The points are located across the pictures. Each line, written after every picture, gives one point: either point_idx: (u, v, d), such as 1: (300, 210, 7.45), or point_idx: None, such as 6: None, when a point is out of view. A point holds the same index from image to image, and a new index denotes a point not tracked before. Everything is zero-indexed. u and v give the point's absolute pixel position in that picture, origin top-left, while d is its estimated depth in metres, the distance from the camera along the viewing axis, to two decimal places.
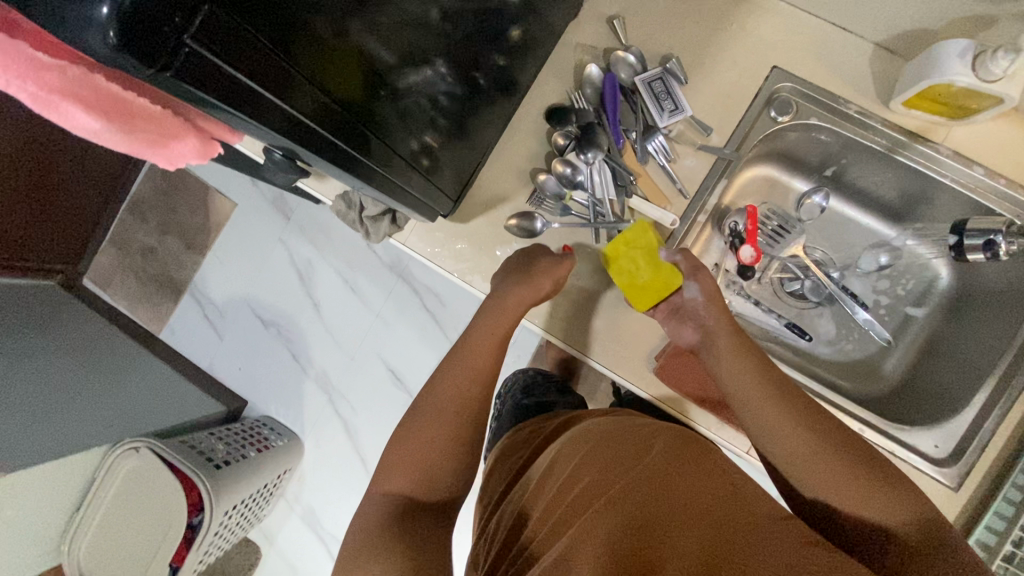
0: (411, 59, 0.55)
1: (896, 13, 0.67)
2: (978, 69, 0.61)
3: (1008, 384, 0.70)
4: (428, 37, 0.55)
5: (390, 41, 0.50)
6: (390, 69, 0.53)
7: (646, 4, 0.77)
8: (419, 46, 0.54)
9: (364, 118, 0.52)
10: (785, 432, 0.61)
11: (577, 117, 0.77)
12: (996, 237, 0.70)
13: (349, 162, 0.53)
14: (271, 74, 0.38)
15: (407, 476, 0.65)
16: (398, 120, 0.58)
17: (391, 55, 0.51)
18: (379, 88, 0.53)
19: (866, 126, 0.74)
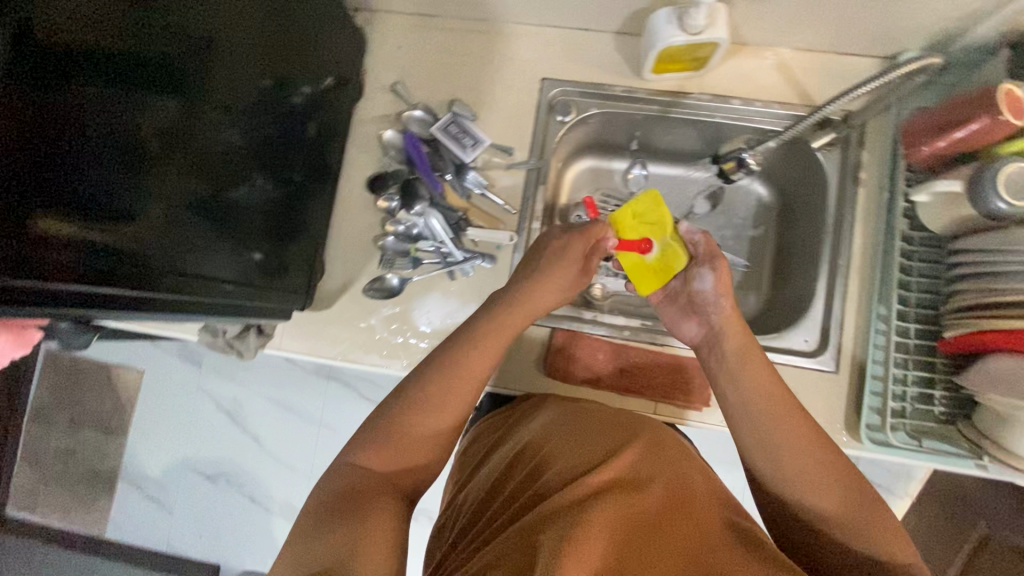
0: (216, 182, 0.64)
1: (610, 5, 0.78)
2: (683, 28, 0.71)
3: (836, 265, 0.78)
4: (218, 166, 0.64)
5: (185, 174, 0.60)
6: (198, 196, 0.62)
7: (418, 65, 0.86)
8: (217, 170, 0.64)
9: (174, 243, 0.60)
10: (790, 450, 0.58)
11: (395, 178, 0.83)
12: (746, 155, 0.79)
13: (174, 288, 0.61)
14: (41, 263, 0.47)
15: (387, 452, 0.59)
16: (220, 233, 0.66)
17: (193, 185, 0.61)
18: (190, 212, 0.61)
19: (634, 100, 0.84)
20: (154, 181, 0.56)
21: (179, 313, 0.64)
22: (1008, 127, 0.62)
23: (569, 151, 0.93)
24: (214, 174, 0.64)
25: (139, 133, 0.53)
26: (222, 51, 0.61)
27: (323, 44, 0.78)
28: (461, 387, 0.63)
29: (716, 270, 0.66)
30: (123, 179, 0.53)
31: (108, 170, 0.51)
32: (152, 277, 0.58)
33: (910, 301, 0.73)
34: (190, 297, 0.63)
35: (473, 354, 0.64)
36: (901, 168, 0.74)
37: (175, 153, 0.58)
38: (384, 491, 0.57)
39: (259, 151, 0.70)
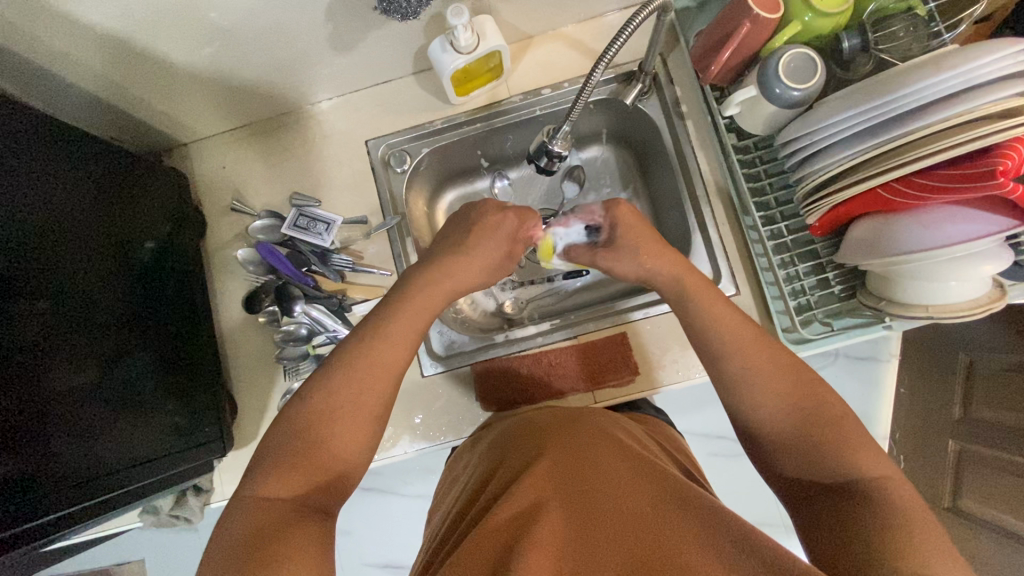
0: (94, 364, 0.62)
1: (395, 54, 0.79)
2: (460, 50, 0.73)
3: (697, 198, 0.81)
4: (101, 352, 0.64)
5: (59, 370, 0.58)
6: (81, 385, 0.60)
7: (248, 175, 0.87)
8: (89, 351, 0.62)
9: (73, 441, 0.58)
10: (750, 379, 0.57)
11: (266, 291, 0.83)
12: (550, 145, 0.74)
13: (87, 486, 0.58)
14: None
15: (299, 471, 0.51)
16: (119, 408, 0.64)
17: (70, 377, 0.59)
18: (78, 405, 0.59)
19: (457, 126, 0.86)
20: (43, 395, 0.55)
21: (108, 515, 0.61)
22: (768, 25, 0.66)
23: (426, 193, 0.94)
24: (95, 359, 0.63)
25: (12, 354, 0.53)
26: (56, 241, 0.61)
27: (154, 199, 0.78)
28: (375, 382, 0.56)
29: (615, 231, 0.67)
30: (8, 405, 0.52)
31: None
32: (66, 491, 0.56)
33: (771, 203, 0.75)
34: (115, 494, 0.61)
35: (385, 348, 0.58)
36: (710, 92, 0.78)
37: (53, 358, 0.57)
38: (302, 516, 0.49)
39: (134, 321, 0.69)
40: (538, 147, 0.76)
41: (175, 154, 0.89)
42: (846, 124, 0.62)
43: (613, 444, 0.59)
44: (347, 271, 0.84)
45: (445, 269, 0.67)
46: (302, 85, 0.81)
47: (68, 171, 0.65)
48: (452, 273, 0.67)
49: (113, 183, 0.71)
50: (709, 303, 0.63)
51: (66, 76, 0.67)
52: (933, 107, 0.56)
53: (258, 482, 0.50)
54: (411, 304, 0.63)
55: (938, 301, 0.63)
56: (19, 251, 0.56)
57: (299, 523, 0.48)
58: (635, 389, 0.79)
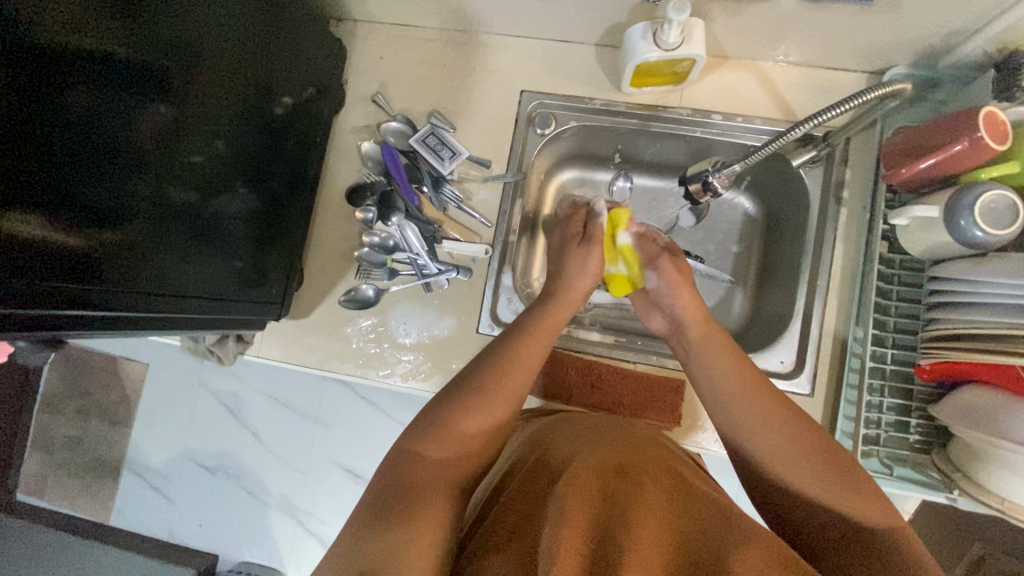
0: (205, 187, 0.66)
1: (589, 19, 0.76)
2: (659, 45, 0.69)
3: (815, 285, 0.77)
4: (202, 181, 0.65)
5: (174, 180, 0.62)
6: (186, 200, 0.64)
7: (399, 75, 0.86)
8: (207, 175, 0.66)
9: (161, 248, 0.62)
10: (761, 424, 0.59)
11: (372, 190, 0.84)
12: (709, 176, 0.72)
13: (161, 292, 0.62)
14: (19, 287, 0.48)
15: (440, 438, 0.58)
16: (208, 235, 0.68)
17: (180, 189, 0.63)
18: (176, 217, 0.63)
19: (614, 113, 0.83)
20: (138, 195, 0.58)
21: (160, 330, 0.64)
22: (986, 152, 0.60)
23: (550, 162, 0.92)
24: (204, 181, 0.66)
25: (129, 146, 0.55)
26: (210, 57, 0.63)
27: (305, 56, 0.78)
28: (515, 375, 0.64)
29: (658, 269, 0.73)
30: (117, 191, 0.55)
31: (94, 186, 0.53)
32: (137, 292, 0.59)
33: (888, 325, 0.71)
34: (174, 315, 0.64)
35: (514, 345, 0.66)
36: (882, 190, 0.73)
37: (157, 164, 0.59)
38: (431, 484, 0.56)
39: (243, 163, 0.71)
40: (694, 173, 0.74)
41: (342, 25, 0.89)
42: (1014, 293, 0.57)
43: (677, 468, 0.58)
44: (451, 205, 0.84)
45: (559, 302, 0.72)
46: (489, 12, 0.79)
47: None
48: (575, 292, 0.73)
49: (274, 28, 0.71)
50: (736, 383, 0.62)
51: None
52: None
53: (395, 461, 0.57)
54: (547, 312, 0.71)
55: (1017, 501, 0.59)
56: (163, 52, 0.57)
57: (431, 494, 0.55)
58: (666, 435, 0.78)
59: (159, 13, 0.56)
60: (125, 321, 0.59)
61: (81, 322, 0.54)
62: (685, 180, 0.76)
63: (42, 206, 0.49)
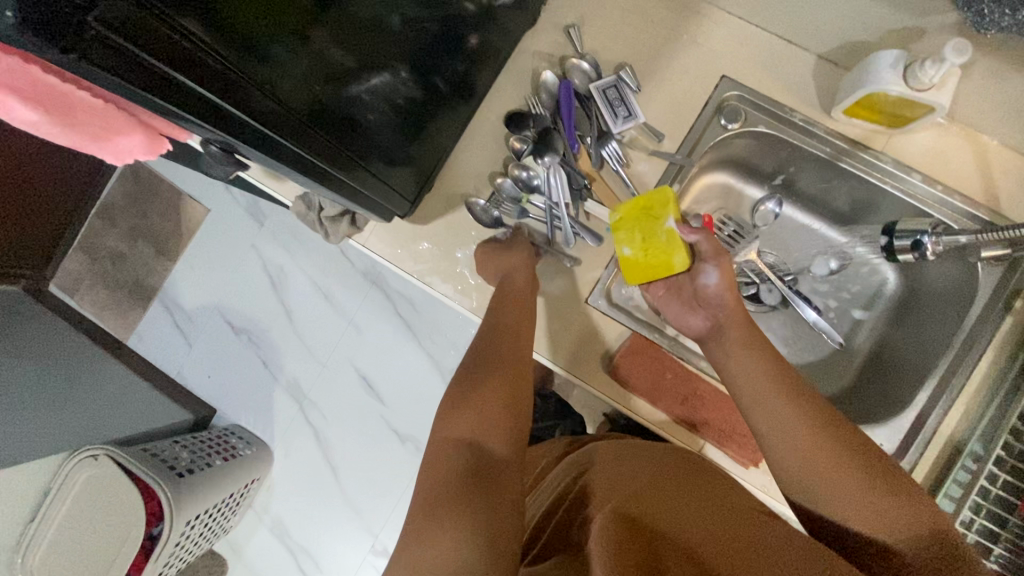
0: (366, 62, 0.61)
1: (832, 26, 0.70)
2: (908, 80, 0.63)
3: (947, 382, 0.73)
4: (376, 41, 0.60)
5: (343, 43, 0.56)
6: (346, 68, 0.58)
7: (602, 14, 0.80)
8: (373, 49, 0.60)
9: (311, 110, 0.57)
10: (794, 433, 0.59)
11: (535, 121, 0.80)
12: (923, 237, 0.71)
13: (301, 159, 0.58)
14: (207, 66, 0.43)
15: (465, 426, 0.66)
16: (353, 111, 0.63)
17: (345, 55, 0.57)
18: (332, 83, 0.58)
19: (809, 133, 0.77)
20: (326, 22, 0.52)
21: (298, 173, 0.60)
22: None
23: (712, 160, 0.87)
24: (369, 53, 0.60)
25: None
26: None
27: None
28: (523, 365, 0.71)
29: (721, 267, 0.68)
30: (294, 39, 0.50)
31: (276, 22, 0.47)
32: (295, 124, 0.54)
33: (1014, 450, 0.64)
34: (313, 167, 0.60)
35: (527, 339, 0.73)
36: None
37: (336, 21, 0.54)
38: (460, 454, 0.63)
39: (417, 35, 0.66)
40: (904, 230, 0.73)
41: None
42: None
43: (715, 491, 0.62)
44: (607, 166, 0.80)
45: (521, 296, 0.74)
46: None
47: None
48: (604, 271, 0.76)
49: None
50: (777, 405, 0.60)
51: None
52: None
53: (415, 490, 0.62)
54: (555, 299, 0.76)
55: None
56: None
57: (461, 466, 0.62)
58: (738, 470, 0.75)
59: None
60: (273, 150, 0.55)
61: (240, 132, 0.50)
62: (891, 233, 0.75)
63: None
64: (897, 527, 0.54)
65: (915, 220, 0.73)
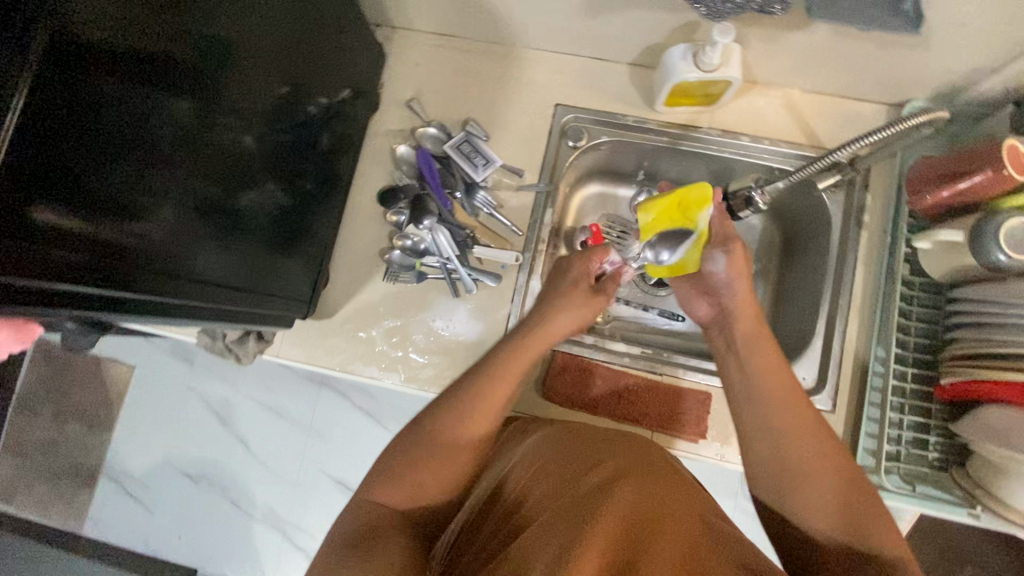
0: (234, 184, 0.64)
1: (626, 38, 0.79)
2: (699, 66, 0.72)
3: (836, 305, 0.80)
4: (234, 167, 0.64)
5: (206, 176, 0.60)
6: (217, 197, 0.62)
7: (436, 81, 0.87)
8: (237, 171, 0.64)
9: (190, 241, 0.60)
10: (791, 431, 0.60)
11: (404, 193, 0.84)
12: (753, 194, 0.75)
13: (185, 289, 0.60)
14: (49, 263, 0.45)
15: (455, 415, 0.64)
16: (235, 228, 0.66)
17: (212, 185, 0.61)
18: (207, 212, 0.61)
19: (645, 130, 0.85)
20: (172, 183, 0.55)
21: (174, 318, 0.62)
22: (1008, 183, 0.64)
23: (578, 176, 0.94)
24: (231, 176, 0.64)
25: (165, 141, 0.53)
26: (244, 55, 0.61)
27: (346, 62, 0.80)
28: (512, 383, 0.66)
29: (730, 252, 0.69)
30: (151, 185, 0.53)
31: (129, 174, 0.50)
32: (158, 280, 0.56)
33: (909, 344, 0.73)
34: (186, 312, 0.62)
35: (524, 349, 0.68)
36: (903, 215, 0.76)
37: (191, 160, 0.57)
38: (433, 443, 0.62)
39: (271, 159, 0.70)
40: (737, 191, 0.77)
41: (380, 31, 0.90)
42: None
43: (661, 477, 0.62)
44: (482, 212, 0.85)
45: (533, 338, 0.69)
46: (530, 25, 0.81)
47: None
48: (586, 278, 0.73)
49: (312, 33, 0.71)
50: (787, 438, 0.60)
51: None
52: None
53: (368, 488, 0.60)
54: (547, 329, 0.69)
55: None
56: (206, 46, 0.56)
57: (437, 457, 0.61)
58: (691, 448, 0.78)
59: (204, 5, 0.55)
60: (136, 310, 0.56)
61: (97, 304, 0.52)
62: (727, 198, 0.78)
63: (83, 188, 0.46)
64: (836, 525, 0.55)
65: (743, 180, 0.77)
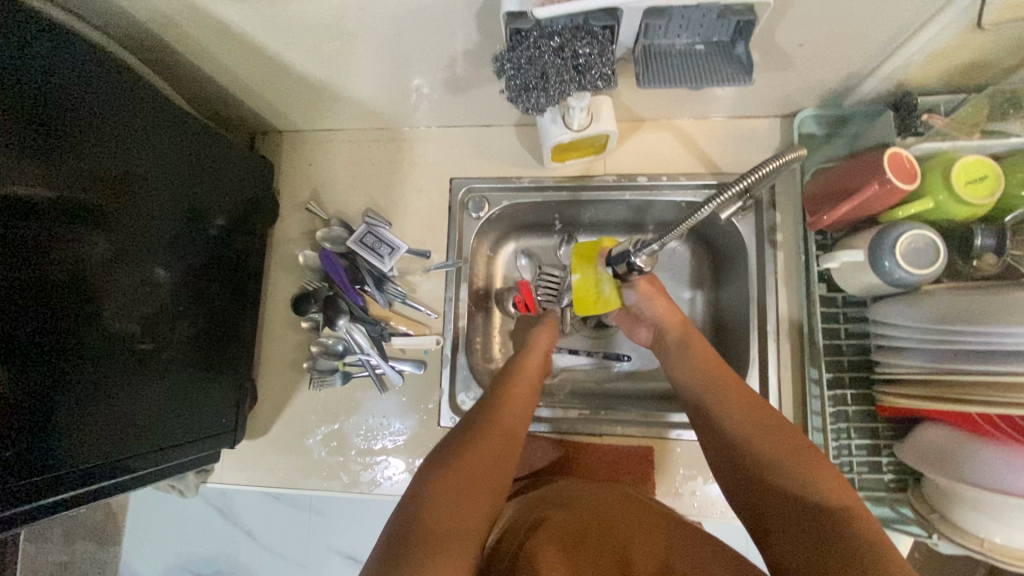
0: (149, 320, 0.65)
1: (501, 105, 0.78)
2: (569, 127, 0.70)
3: (765, 331, 0.77)
4: (146, 303, 0.64)
5: (117, 320, 0.61)
6: (132, 336, 0.63)
7: (330, 179, 0.87)
8: (150, 307, 0.65)
9: (110, 386, 0.60)
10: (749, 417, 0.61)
11: (314, 298, 0.83)
12: (633, 259, 0.67)
13: (104, 435, 0.59)
14: None
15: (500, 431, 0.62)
16: (157, 361, 0.66)
17: (125, 325, 0.62)
18: (123, 353, 0.61)
19: (543, 187, 0.84)
20: (76, 332, 0.56)
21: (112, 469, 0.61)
22: (896, 193, 0.61)
23: (493, 238, 0.93)
24: (142, 314, 0.64)
25: (60, 293, 0.54)
26: (143, 195, 0.63)
27: (249, 176, 0.81)
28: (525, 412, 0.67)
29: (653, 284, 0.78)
30: (51, 342, 0.53)
31: (20, 337, 0.51)
32: (71, 434, 0.56)
33: (842, 363, 0.71)
34: (107, 467, 0.60)
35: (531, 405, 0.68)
36: (810, 232, 0.73)
37: (95, 305, 0.58)
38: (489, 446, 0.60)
39: (186, 294, 0.71)
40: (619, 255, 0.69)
41: (268, 137, 0.89)
42: (946, 341, 0.56)
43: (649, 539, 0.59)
44: (397, 301, 0.84)
45: (525, 373, 0.72)
46: (405, 110, 0.80)
47: (183, 132, 0.68)
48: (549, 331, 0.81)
49: (219, 159, 0.74)
50: (768, 444, 0.57)
51: (186, 55, 0.67)
52: (977, 355, 0.55)
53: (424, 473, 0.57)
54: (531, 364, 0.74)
55: (997, 541, 0.56)
56: (96, 194, 0.57)
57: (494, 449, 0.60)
58: None
59: (102, 153, 0.57)
60: (54, 478, 0.54)
61: (8, 477, 0.50)
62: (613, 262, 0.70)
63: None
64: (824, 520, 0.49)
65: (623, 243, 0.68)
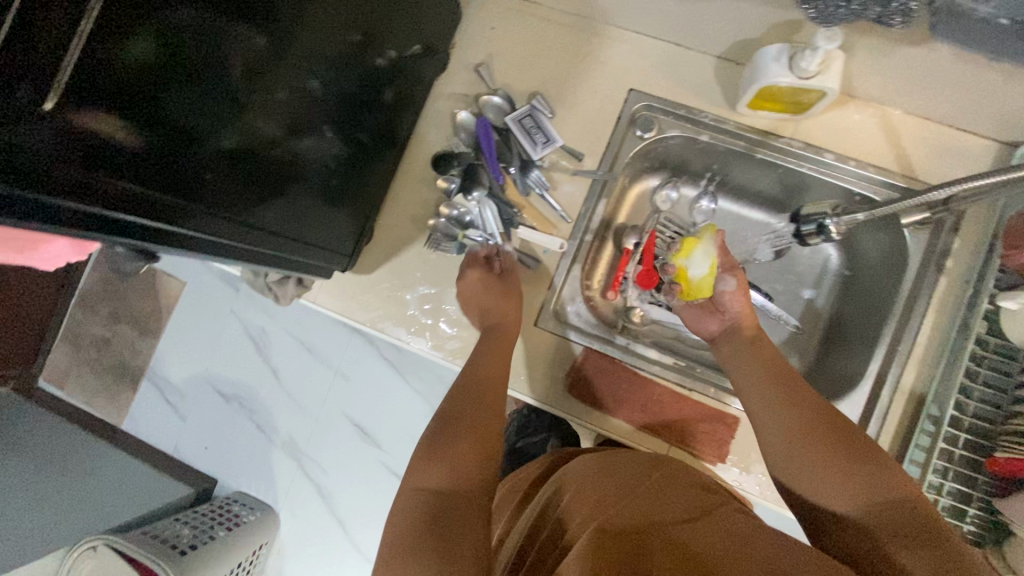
0: (295, 128, 0.61)
1: (720, 28, 0.73)
2: (793, 70, 0.65)
3: (893, 350, 0.74)
4: (298, 109, 0.61)
5: (270, 117, 0.57)
6: (277, 139, 0.59)
7: (508, 50, 0.84)
8: (299, 115, 0.61)
9: (247, 180, 0.56)
10: (777, 422, 0.58)
11: (457, 160, 0.83)
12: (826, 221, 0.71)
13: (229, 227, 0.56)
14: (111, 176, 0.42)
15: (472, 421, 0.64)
16: (287, 173, 0.63)
17: (274, 127, 0.58)
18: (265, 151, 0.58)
19: (722, 130, 0.79)
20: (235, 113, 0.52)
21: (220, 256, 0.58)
22: None
23: (639, 169, 0.90)
24: (290, 121, 0.60)
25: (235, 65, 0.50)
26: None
27: (427, 18, 0.77)
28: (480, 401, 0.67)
29: (737, 276, 0.70)
30: (215, 112, 0.50)
31: (192, 97, 0.47)
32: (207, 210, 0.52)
33: (968, 408, 0.66)
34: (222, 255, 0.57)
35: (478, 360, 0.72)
36: (990, 267, 0.69)
37: (258, 91, 0.54)
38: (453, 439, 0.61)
39: (334, 116, 0.67)
40: (810, 215, 0.72)
41: None
42: None
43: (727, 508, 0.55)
44: (534, 192, 0.83)
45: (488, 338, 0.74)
46: (616, 3, 0.76)
47: None
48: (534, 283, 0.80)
49: None
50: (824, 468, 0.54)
51: None
52: None
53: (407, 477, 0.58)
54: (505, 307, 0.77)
55: None
56: None
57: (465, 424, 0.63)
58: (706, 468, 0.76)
59: None
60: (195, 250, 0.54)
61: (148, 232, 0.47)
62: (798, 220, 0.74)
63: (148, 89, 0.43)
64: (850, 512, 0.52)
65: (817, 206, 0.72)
